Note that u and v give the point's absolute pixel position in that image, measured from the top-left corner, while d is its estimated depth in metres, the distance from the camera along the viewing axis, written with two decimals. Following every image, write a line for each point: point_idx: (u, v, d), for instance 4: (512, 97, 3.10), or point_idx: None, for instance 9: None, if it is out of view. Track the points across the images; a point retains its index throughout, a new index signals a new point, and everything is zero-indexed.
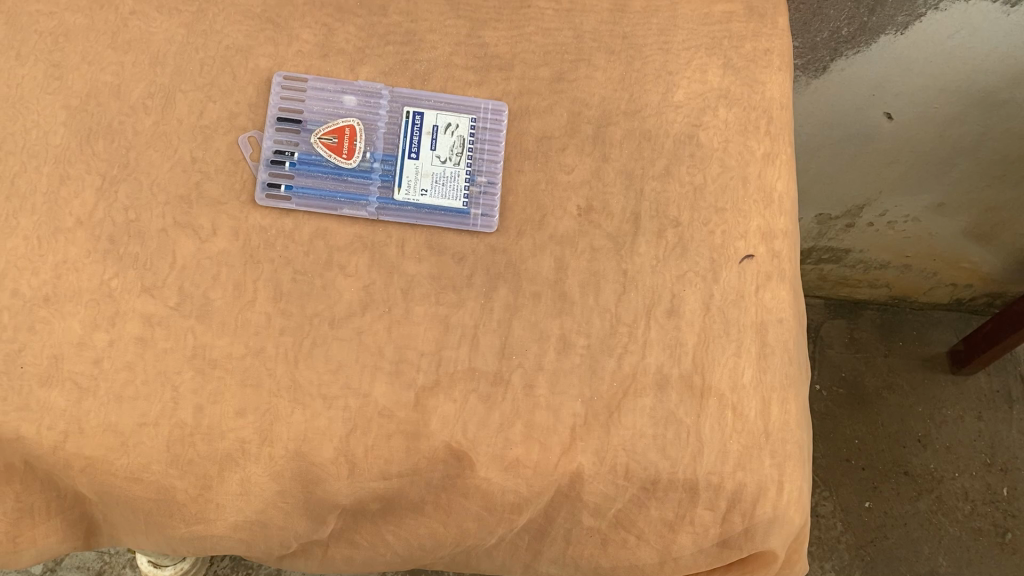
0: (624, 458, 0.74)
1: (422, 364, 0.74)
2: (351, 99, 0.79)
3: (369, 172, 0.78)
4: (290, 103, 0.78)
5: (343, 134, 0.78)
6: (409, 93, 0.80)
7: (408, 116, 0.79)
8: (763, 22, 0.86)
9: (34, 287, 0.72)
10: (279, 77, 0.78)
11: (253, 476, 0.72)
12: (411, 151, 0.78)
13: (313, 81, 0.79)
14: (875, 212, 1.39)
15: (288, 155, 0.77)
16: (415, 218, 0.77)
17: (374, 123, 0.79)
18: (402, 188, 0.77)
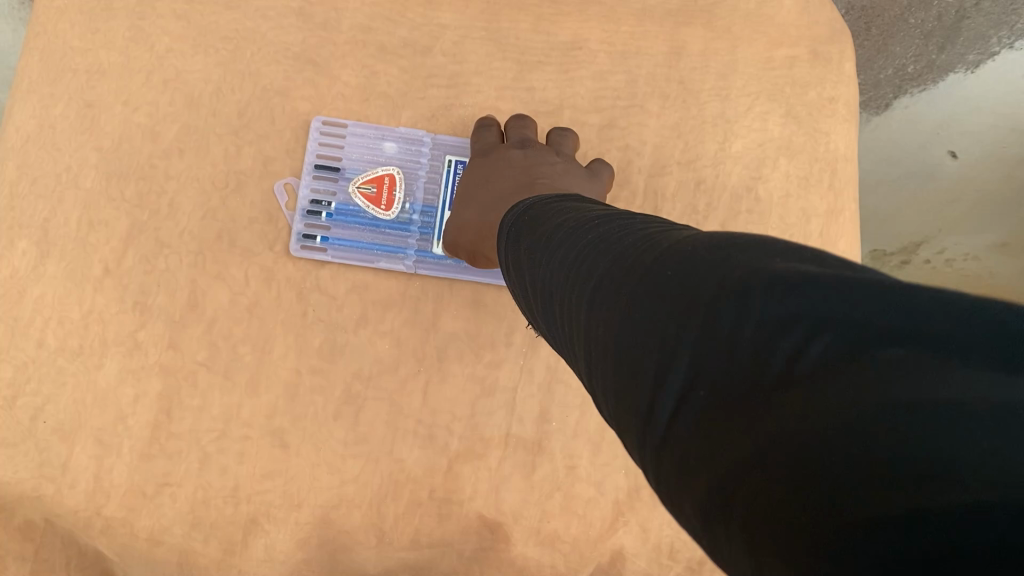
0: (670, 536, 0.70)
1: (456, 429, 0.70)
2: (391, 146, 0.76)
3: (408, 224, 0.75)
4: (328, 150, 0.75)
5: (382, 184, 0.75)
6: (451, 141, 0.77)
7: (450, 165, 0.76)
8: (829, 68, 0.80)
9: (60, 338, 0.69)
10: (317, 122, 0.75)
11: (278, 543, 0.68)
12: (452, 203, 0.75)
13: (352, 127, 0.76)
14: (932, 250, 1.23)
15: (325, 205, 0.74)
16: (454, 273, 0.73)
17: (415, 172, 0.76)
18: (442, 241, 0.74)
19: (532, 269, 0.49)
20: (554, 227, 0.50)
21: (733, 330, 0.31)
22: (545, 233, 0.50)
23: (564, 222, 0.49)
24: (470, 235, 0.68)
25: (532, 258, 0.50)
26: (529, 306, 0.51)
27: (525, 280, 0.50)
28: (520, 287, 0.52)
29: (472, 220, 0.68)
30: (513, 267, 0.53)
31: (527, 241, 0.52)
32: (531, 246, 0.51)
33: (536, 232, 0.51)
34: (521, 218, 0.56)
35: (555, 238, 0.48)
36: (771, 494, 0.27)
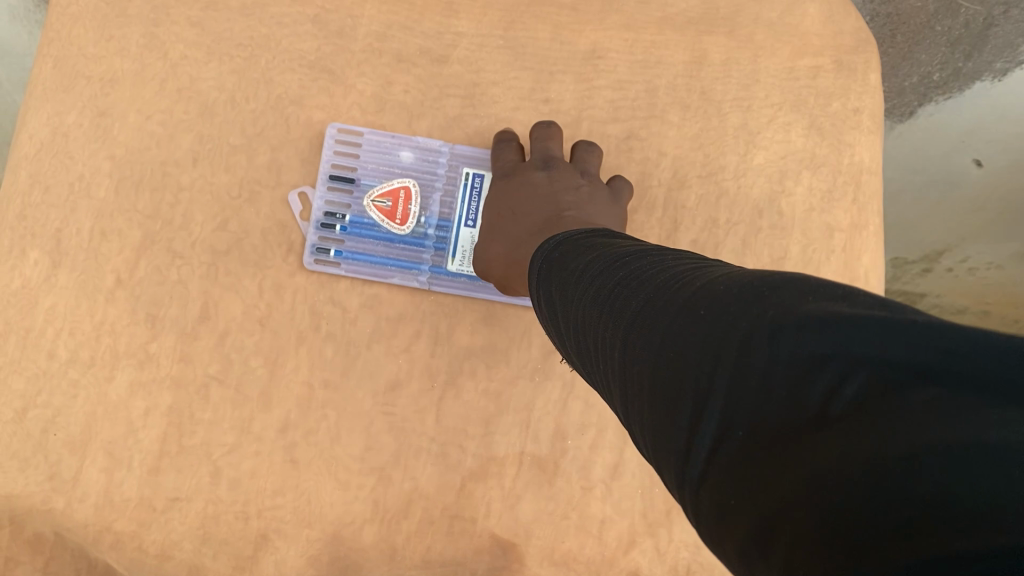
0: (686, 558, 0.69)
1: (469, 446, 0.69)
2: (407, 156, 0.75)
3: (423, 238, 0.75)
4: (343, 159, 0.74)
5: (397, 197, 0.74)
6: (468, 151, 0.76)
7: (467, 178, 0.76)
8: (854, 78, 0.78)
9: (71, 349, 0.68)
10: (333, 129, 0.74)
11: (288, 559, 0.67)
12: (469, 219, 0.75)
13: (369, 135, 0.75)
14: (956, 258, 1.22)
15: (340, 218, 0.73)
16: (468, 289, 0.73)
17: (431, 184, 0.76)
18: (457, 258, 0.74)
19: (560, 302, 0.49)
20: (582, 260, 0.50)
21: (769, 369, 0.32)
22: (572, 268, 0.50)
23: (593, 255, 0.49)
24: (501, 268, 0.68)
25: (560, 290, 0.49)
26: (556, 337, 0.51)
27: (552, 314, 0.50)
28: (546, 318, 0.52)
29: (502, 252, 0.68)
30: (540, 297, 0.53)
31: (554, 274, 0.52)
32: (559, 278, 0.50)
33: (563, 264, 0.51)
34: (544, 250, 0.56)
35: (583, 272, 0.48)
36: (810, 537, 0.28)
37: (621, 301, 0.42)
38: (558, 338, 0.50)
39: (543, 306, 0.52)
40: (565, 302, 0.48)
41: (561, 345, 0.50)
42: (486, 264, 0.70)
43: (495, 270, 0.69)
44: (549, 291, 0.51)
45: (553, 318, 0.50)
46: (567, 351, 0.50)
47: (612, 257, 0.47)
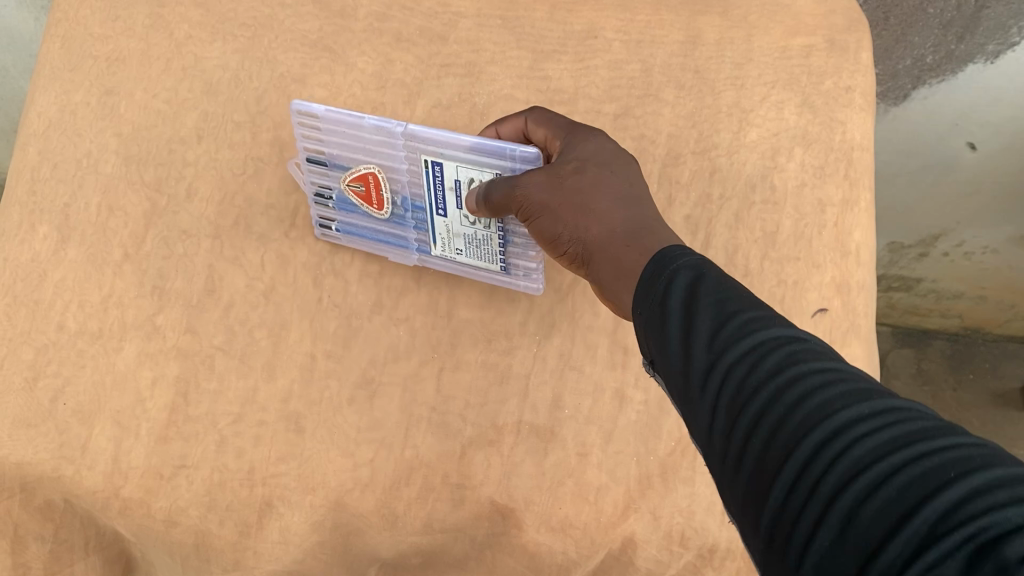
0: (681, 523, 0.69)
1: (469, 416, 0.71)
2: (370, 131, 0.63)
3: (404, 220, 0.68)
4: (311, 143, 0.65)
5: (366, 183, 0.65)
6: (424, 134, 0.60)
7: (425, 167, 0.61)
8: (846, 57, 0.80)
9: (80, 321, 0.71)
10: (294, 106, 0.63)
11: (292, 524, 0.68)
12: (438, 208, 0.64)
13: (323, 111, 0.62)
14: (951, 243, 1.25)
15: (328, 195, 0.69)
16: (458, 269, 0.72)
17: (397, 166, 0.64)
18: (437, 246, 0.68)
19: (693, 334, 0.40)
20: (742, 306, 0.40)
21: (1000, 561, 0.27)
22: (722, 305, 0.41)
23: (758, 312, 0.40)
24: (594, 236, 0.53)
25: (699, 322, 0.41)
26: (653, 355, 0.43)
27: (666, 334, 0.42)
28: (646, 327, 0.44)
29: (612, 219, 0.53)
30: (644, 306, 0.44)
31: (691, 294, 0.42)
32: (699, 304, 0.41)
33: (705, 289, 0.42)
34: (671, 259, 0.45)
35: (748, 331, 0.39)
36: None
37: (813, 397, 0.34)
38: (658, 359, 0.43)
39: (646, 318, 0.44)
40: (702, 345, 0.40)
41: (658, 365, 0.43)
42: (563, 210, 0.54)
43: (582, 229, 0.53)
44: (676, 311, 0.42)
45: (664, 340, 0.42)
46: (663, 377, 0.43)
47: (788, 331, 0.39)
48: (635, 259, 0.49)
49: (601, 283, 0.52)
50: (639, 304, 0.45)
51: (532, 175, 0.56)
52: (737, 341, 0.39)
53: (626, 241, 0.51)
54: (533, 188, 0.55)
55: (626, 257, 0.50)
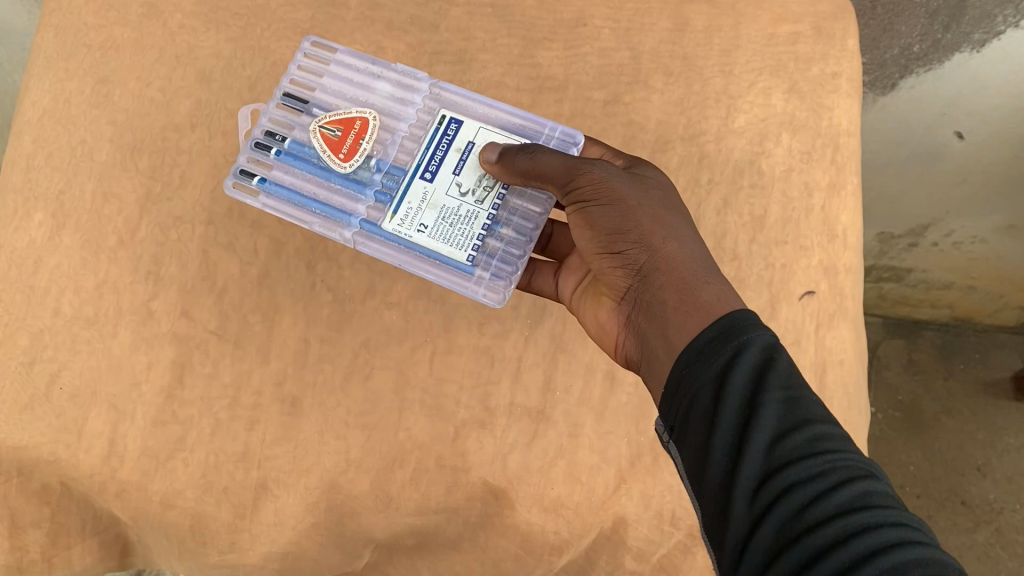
0: (672, 503, 0.69)
1: (463, 399, 0.71)
2: (382, 88, 0.67)
3: (365, 183, 0.63)
4: (302, 79, 0.68)
5: (350, 127, 0.64)
6: (450, 99, 0.67)
7: (441, 121, 0.62)
8: (832, 44, 0.81)
9: (75, 307, 0.71)
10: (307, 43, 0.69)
11: (287, 507, 0.69)
12: (426, 170, 0.61)
13: (342, 56, 0.69)
14: (940, 233, 1.21)
15: (279, 138, 0.65)
16: (399, 256, 0.61)
17: (394, 126, 0.66)
18: (397, 217, 0.60)
19: (754, 423, 0.42)
20: (811, 414, 0.42)
21: None
22: (790, 407, 0.43)
23: (826, 425, 0.42)
24: (666, 252, 0.52)
25: (763, 414, 0.42)
26: (692, 421, 0.45)
27: (722, 413, 0.43)
28: (695, 394, 0.45)
29: (688, 246, 0.53)
30: (702, 369, 0.45)
31: (758, 379, 0.44)
32: (769, 396, 0.43)
33: (775, 382, 0.44)
34: (745, 329, 0.46)
35: (813, 446, 0.41)
36: None
37: (879, 548, 0.36)
38: (699, 428, 0.44)
39: (698, 385, 0.45)
40: (762, 440, 0.42)
41: (696, 434, 0.45)
42: (639, 210, 0.54)
43: (653, 237, 0.53)
44: (738, 392, 0.44)
45: (717, 417, 0.43)
46: (696, 446, 0.44)
47: (855, 460, 0.41)
48: (715, 302, 0.49)
49: (654, 299, 0.51)
50: (695, 364, 0.46)
51: (610, 170, 0.56)
52: (807, 458, 0.41)
53: (701, 280, 0.51)
54: (609, 178, 0.55)
55: (703, 294, 0.50)
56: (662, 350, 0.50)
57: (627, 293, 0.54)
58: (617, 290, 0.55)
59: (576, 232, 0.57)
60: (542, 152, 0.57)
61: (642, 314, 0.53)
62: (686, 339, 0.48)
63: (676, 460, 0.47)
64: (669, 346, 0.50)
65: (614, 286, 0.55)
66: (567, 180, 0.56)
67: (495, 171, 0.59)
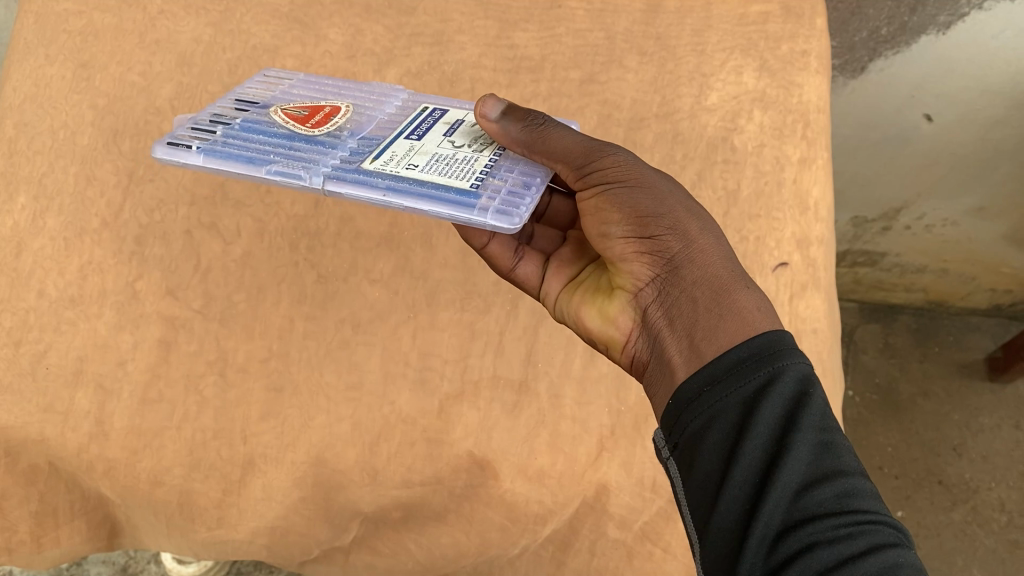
0: (652, 471, 0.69)
1: (446, 372, 0.72)
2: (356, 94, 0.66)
3: (337, 147, 0.58)
4: (265, 87, 0.66)
5: (317, 111, 0.61)
6: (429, 99, 0.65)
7: (424, 110, 0.61)
8: (801, 22, 0.83)
9: (60, 288, 0.74)
10: (267, 72, 0.69)
11: (275, 482, 0.70)
12: (412, 133, 0.58)
13: (304, 77, 0.68)
14: (913, 216, 1.19)
15: (229, 119, 0.60)
16: (380, 190, 0.52)
17: (369, 115, 0.63)
18: (380, 160, 0.55)
19: (782, 464, 0.40)
20: (842, 466, 0.40)
21: None
22: (822, 453, 0.40)
23: (857, 479, 0.40)
24: (701, 244, 0.49)
25: (792, 456, 0.40)
26: (706, 446, 0.43)
27: (746, 447, 0.41)
28: (713, 419, 0.43)
29: (721, 244, 0.50)
30: (726, 393, 0.43)
31: (789, 415, 0.42)
32: (801, 436, 0.41)
33: (807, 422, 0.41)
34: (780, 356, 0.43)
35: (842, 500, 0.39)
36: None
37: None
38: (714, 455, 0.42)
39: (719, 409, 0.43)
40: (788, 486, 0.39)
41: (711, 462, 0.42)
42: (672, 200, 0.51)
43: (688, 227, 0.49)
44: (765, 426, 0.41)
45: (739, 452, 0.41)
46: (707, 475, 0.42)
47: (885, 523, 0.39)
48: (753, 312, 0.46)
49: (684, 292, 0.48)
50: (719, 385, 0.43)
51: (636, 160, 0.53)
52: (837, 515, 0.38)
53: (741, 284, 0.47)
54: (636, 165, 0.53)
55: (739, 299, 0.46)
56: (686, 354, 0.46)
57: (648, 283, 0.50)
58: (637, 280, 0.50)
59: (591, 213, 0.53)
60: (554, 127, 0.54)
61: (664, 305, 0.48)
62: (718, 349, 0.45)
63: (674, 478, 0.45)
64: (695, 354, 0.46)
65: (633, 275, 0.50)
66: (589, 157, 0.53)
67: (493, 129, 0.55)
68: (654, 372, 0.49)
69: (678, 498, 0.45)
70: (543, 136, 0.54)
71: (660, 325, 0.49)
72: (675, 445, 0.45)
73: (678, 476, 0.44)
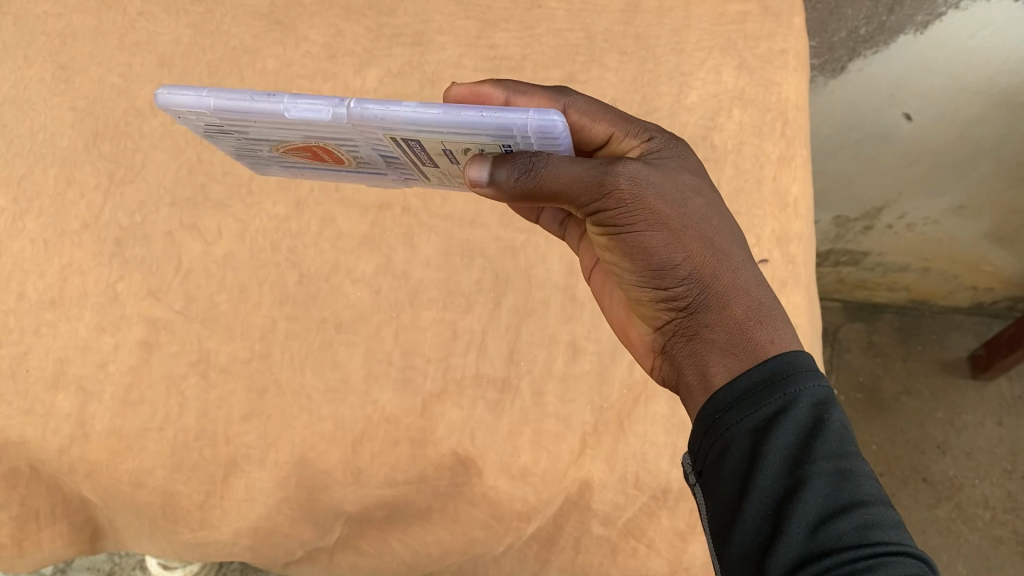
0: (635, 467, 0.69)
1: (429, 371, 0.72)
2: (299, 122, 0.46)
3: (376, 164, 0.55)
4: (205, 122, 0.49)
5: (316, 147, 0.52)
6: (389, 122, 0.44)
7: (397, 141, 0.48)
8: (779, 21, 0.83)
9: (40, 290, 0.74)
10: (161, 100, 0.46)
11: (257, 482, 0.70)
12: (426, 163, 0.52)
13: (210, 98, 0.45)
14: (894, 214, 1.19)
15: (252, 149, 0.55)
16: (457, 187, 0.59)
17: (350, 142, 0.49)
18: (432, 179, 0.56)
19: (797, 497, 0.38)
20: (863, 495, 0.38)
21: None
22: (841, 482, 0.38)
23: (878, 508, 0.38)
24: (718, 281, 0.46)
25: (808, 488, 0.38)
26: (721, 475, 0.41)
27: (758, 479, 0.39)
28: (727, 445, 0.41)
29: (741, 272, 0.47)
30: (738, 420, 0.41)
31: (803, 444, 0.40)
32: (815, 467, 0.39)
33: (821, 450, 0.39)
34: (793, 381, 0.41)
35: (860, 532, 0.37)
36: None
37: None
38: (730, 485, 0.40)
39: (729, 439, 0.41)
40: (804, 518, 0.38)
41: (726, 491, 0.41)
42: (685, 236, 0.47)
43: (705, 265, 0.46)
44: (779, 455, 0.40)
45: (752, 483, 0.39)
46: (722, 504, 0.41)
47: (910, 555, 0.36)
48: (766, 343, 0.44)
49: (698, 335, 0.46)
50: (730, 413, 0.42)
51: (642, 173, 0.46)
52: (858, 549, 0.36)
53: (757, 318, 0.45)
54: (642, 190, 0.46)
55: (756, 333, 0.45)
56: (696, 392, 0.45)
57: (665, 320, 0.48)
58: (656, 315, 0.49)
59: (601, 242, 0.49)
60: (546, 167, 0.46)
61: (679, 345, 0.47)
62: (728, 377, 0.44)
63: (700, 505, 0.44)
64: (706, 387, 0.45)
65: (650, 312, 0.49)
66: (592, 196, 0.46)
67: (488, 192, 0.48)
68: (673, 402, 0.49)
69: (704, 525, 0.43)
70: (539, 183, 0.46)
71: (673, 359, 0.48)
72: (699, 472, 0.43)
73: (702, 503, 0.43)
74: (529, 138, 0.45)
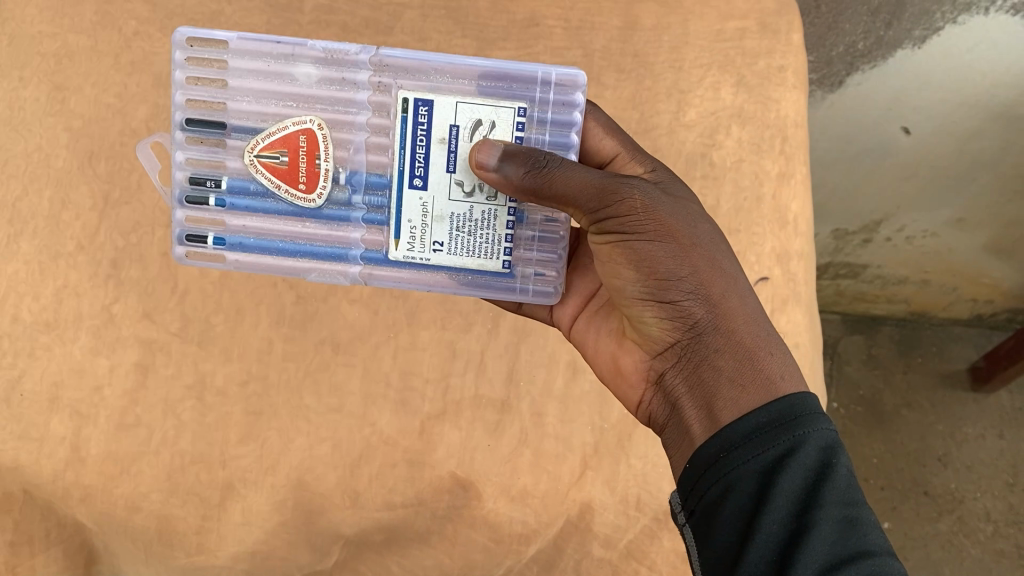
0: (636, 488, 0.69)
1: (427, 392, 0.72)
2: (307, 71, 0.52)
3: (348, 205, 0.52)
4: (202, 90, 0.53)
5: (296, 149, 0.51)
6: (408, 67, 0.52)
7: (405, 107, 0.49)
8: (777, 39, 0.82)
9: (34, 313, 0.73)
10: (183, 36, 0.52)
11: (254, 506, 0.69)
12: (415, 175, 0.50)
13: (237, 39, 0.52)
14: (893, 227, 1.18)
15: (212, 182, 0.52)
16: (423, 280, 0.53)
17: (346, 128, 0.52)
18: (401, 243, 0.51)
19: (805, 543, 0.38)
20: (869, 545, 0.38)
21: None
22: (848, 531, 0.39)
23: (883, 559, 0.38)
24: (725, 307, 0.46)
25: (816, 534, 0.38)
26: (721, 517, 0.40)
27: (764, 521, 0.39)
28: (733, 484, 0.40)
29: (748, 302, 0.47)
30: (745, 459, 0.41)
31: (811, 489, 0.40)
32: (825, 514, 0.39)
33: (830, 495, 0.39)
34: (801, 423, 0.41)
35: None
36: None
37: None
38: (732, 527, 0.40)
39: (736, 477, 0.41)
40: (812, 566, 0.37)
41: (726, 533, 0.40)
42: (696, 255, 0.46)
43: (711, 287, 0.46)
44: (787, 497, 0.39)
45: (758, 524, 0.39)
46: (723, 548, 0.40)
47: None
48: (777, 377, 0.44)
49: (705, 362, 0.45)
50: (737, 452, 0.41)
51: (653, 191, 0.47)
52: None
53: (765, 348, 0.45)
54: (655, 206, 0.46)
55: (765, 365, 0.44)
56: (705, 423, 0.44)
57: (668, 347, 0.47)
58: (657, 341, 0.48)
59: (603, 257, 0.48)
60: (562, 169, 0.46)
61: (684, 369, 0.46)
62: (736, 413, 0.43)
63: (689, 545, 0.43)
64: (713, 421, 0.44)
65: (651, 337, 0.48)
66: (604, 203, 0.46)
67: (494, 180, 0.47)
68: (669, 431, 0.48)
69: (694, 570, 0.43)
70: (548, 182, 0.46)
71: (679, 390, 0.47)
72: (691, 511, 0.42)
73: (694, 544, 0.42)
74: (544, 121, 0.52)
